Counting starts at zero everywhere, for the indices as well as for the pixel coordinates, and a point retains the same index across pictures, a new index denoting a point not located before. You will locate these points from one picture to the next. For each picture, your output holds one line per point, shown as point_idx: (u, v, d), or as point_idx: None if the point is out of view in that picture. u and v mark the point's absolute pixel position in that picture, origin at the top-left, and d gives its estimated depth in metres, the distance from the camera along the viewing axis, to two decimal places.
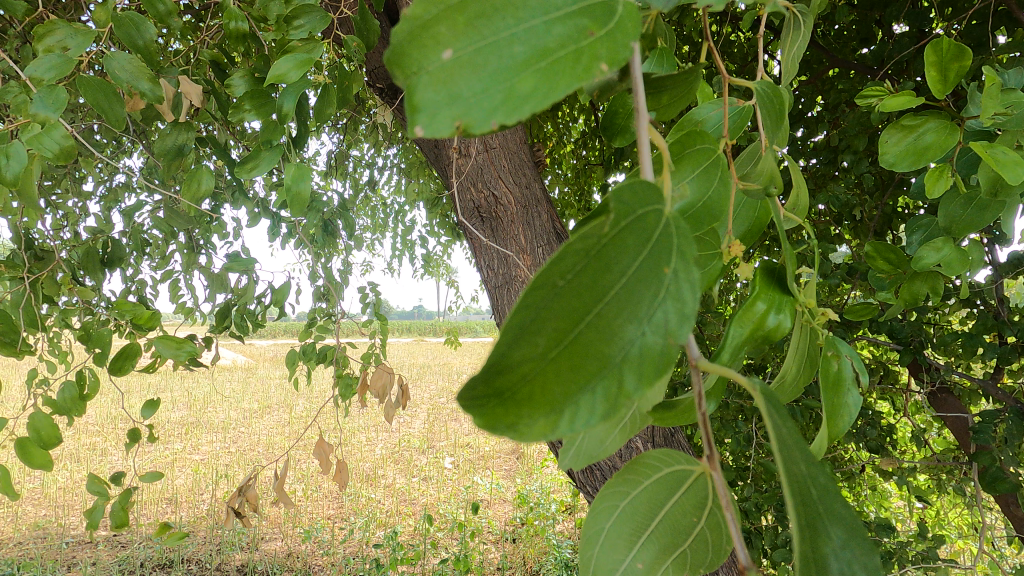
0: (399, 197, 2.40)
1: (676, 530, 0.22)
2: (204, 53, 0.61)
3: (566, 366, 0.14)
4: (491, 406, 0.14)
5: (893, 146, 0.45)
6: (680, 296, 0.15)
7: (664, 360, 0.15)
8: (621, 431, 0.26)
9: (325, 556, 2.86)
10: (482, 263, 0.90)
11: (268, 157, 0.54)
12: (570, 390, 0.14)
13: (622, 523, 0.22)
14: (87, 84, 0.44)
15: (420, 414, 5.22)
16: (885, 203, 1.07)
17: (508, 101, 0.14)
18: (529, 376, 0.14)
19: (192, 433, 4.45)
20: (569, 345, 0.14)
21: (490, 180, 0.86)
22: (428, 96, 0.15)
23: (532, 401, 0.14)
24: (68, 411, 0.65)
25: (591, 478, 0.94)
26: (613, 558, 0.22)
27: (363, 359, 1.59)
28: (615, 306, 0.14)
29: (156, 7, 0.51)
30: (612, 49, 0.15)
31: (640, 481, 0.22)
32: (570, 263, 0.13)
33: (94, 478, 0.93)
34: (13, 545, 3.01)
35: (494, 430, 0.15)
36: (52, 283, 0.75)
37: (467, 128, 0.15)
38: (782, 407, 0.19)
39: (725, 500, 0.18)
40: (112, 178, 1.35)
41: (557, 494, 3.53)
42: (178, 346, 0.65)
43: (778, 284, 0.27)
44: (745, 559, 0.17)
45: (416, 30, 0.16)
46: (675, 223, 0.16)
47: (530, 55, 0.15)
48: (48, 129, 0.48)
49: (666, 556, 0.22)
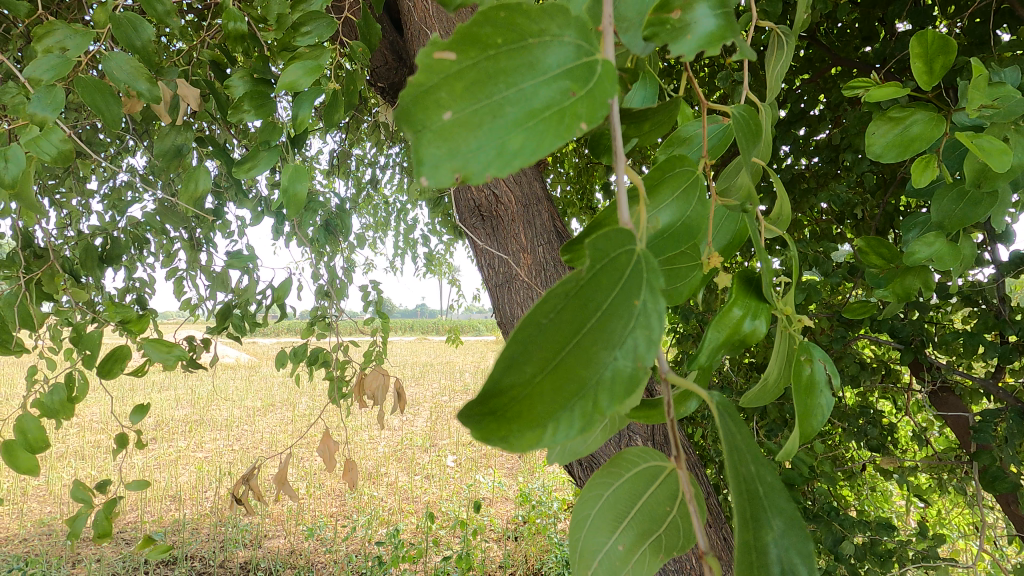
0: (402, 196, 2.40)
1: (651, 519, 0.22)
2: (204, 54, 0.61)
3: (549, 388, 0.14)
4: (484, 422, 0.14)
5: (881, 138, 0.45)
6: (648, 323, 0.15)
7: (637, 383, 0.15)
8: (604, 432, 0.26)
9: (327, 554, 2.86)
10: (483, 261, 0.91)
11: (268, 158, 0.54)
12: (552, 411, 0.14)
13: (605, 510, 0.22)
14: (84, 84, 0.44)
15: (422, 413, 5.24)
16: (886, 202, 1.07)
17: (501, 156, 0.15)
18: (516, 396, 0.14)
19: (195, 431, 4.47)
20: (551, 371, 0.14)
21: (490, 179, 0.86)
22: (431, 152, 0.15)
23: (520, 417, 0.14)
24: (57, 414, 0.64)
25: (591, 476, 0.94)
26: (596, 540, 0.22)
27: (365, 357, 1.59)
28: (593, 334, 0.14)
29: (155, 8, 0.51)
30: (592, 108, 0.15)
31: (621, 473, 0.22)
32: (552, 302, 0.14)
33: (79, 486, 0.94)
34: (18, 542, 3.03)
35: (487, 442, 0.15)
36: (50, 282, 0.75)
37: (466, 180, 0.15)
38: (737, 415, 0.19)
39: (688, 495, 0.19)
40: (115, 176, 1.35)
41: (559, 493, 3.54)
42: (167, 349, 0.65)
43: (756, 292, 0.27)
44: (704, 544, 0.17)
45: (418, 95, 0.15)
46: (646, 258, 0.16)
47: (521, 116, 0.15)
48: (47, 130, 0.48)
49: (644, 539, 0.22)
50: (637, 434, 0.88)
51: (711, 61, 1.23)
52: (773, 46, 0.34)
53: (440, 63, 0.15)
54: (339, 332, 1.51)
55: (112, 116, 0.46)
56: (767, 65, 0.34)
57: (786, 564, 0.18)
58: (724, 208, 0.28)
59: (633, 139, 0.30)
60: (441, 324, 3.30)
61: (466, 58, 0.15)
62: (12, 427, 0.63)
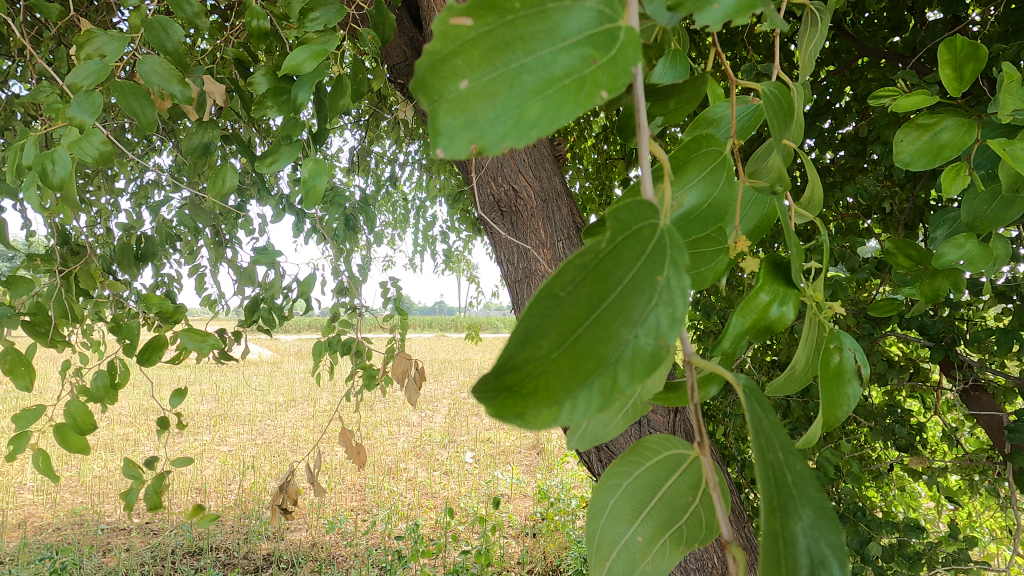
0: (421, 193, 2.43)
1: (670, 509, 0.22)
2: (228, 52, 0.62)
3: (567, 364, 0.14)
4: (501, 398, 0.14)
5: (909, 145, 0.44)
6: (671, 302, 0.15)
7: (657, 362, 0.14)
8: (623, 418, 0.26)
9: (348, 547, 2.90)
10: (501, 256, 0.91)
11: (289, 154, 0.54)
12: (571, 388, 0.14)
13: (624, 500, 0.22)
14: (122, 88, 0.46)
15: (441, 410, 5.30)
16: (916, 195, 1.04)
17: (520, 125, 0.14)
18: (534, 372, 0.14)
19: (220, 425, 4.58)
20: (570, 347, 0.14)
21: (510, 175, 0.85)
22: (448, 122, 0.14)
23: (537, 394, 0.14)
24: (102, 400, 0.64)
25: None
26: (614, 532, 0.22)
27: (385, 353, 1.61)
28: (613, 310, 0.14)
29: (183, 9, 0.52)
30: (614, 77, 0.15)
31: (640, 463, 0.22)
32: (570, 275, 0.14)
33: (129, 463, 0.97)
34: (52, 531, 3.14)
35: (503, 421, 0.14)
36: (87, 277, 0.77)
37: (482, 151, 0.14)
38: (765, 400, 0.19)
39: (712, 481, 0.18)
40: (142, 175, 1.38)
41: (578, 490, 3.53)
42: (202, 338, 0.67)
43: (785, 278, 0.26)
44: (728, 533, 0.17)
45: (436, 62, 0.15)
46: (669, 235, 0.16)
47: (539, 84, 0.14)
48: (86, 135, 0.47)
49: (665, 530, 0.21)
50: (657, 428, 0.88)
51: (733, 54, 1.22)
52: (805, 28, 0.33)
53: (456, 30, 0.15)
54: (362, 328, 1.53)
55: (145, 117, 0.46)
56: (801, 44, 0.33)
57: (816, 557, 0.17)
58: (753, 190, 0.27)
59: (657, 118, 0.29)
60: (458, 322, 3.32)
61: (483, 24, 0.15)
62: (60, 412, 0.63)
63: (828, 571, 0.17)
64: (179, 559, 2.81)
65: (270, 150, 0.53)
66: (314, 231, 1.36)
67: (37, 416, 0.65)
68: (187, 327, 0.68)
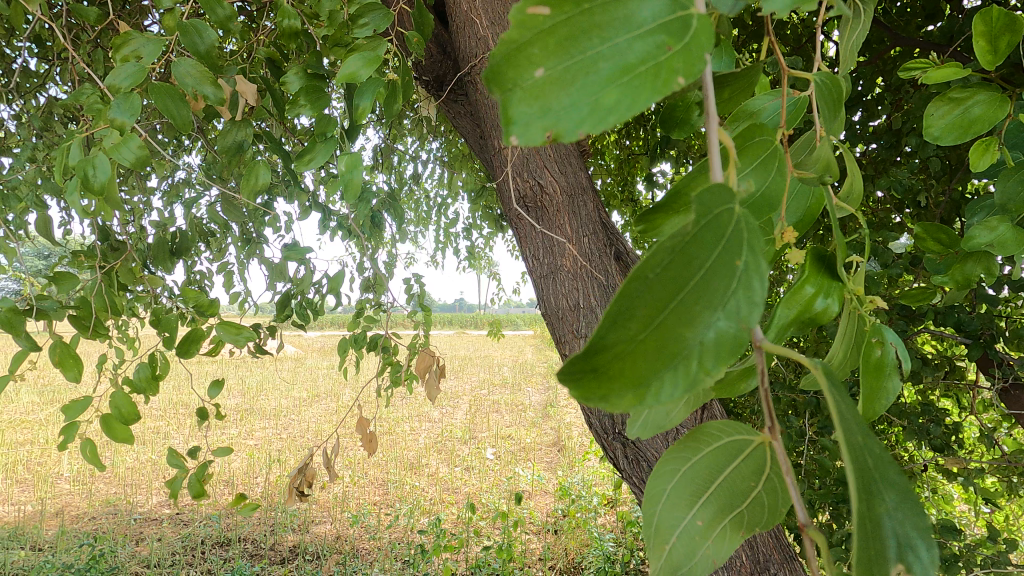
0: (443, 191, 2.45)
1: (733, 493, 0.21)
2: (260, 52, 0.63)
3: (652, 348, 0.14)
4: (583, 382, 0.14)
5: (939, 120, 0.42)
6: (750, 288, 0.15)
7: (739, 345, 0.14)
8: (687, 404, 0.26)
9: (372, 541, 2.93)
10: (528, 252, 0.91)
11: (324, 151, 0.54)
12: (656, 368, 0.14)
13: (684, 485, 0.21)
14: (158, 90, 0.45)
15: (461, 407, 5.37)
16: (953, 188, 1.01)
17: (595, 111, 0.14)
18: (621, 353, 0.14)
19: (246, 419, 4.68)
20: (656, 329, 0.14)
21: (536, 170, 0.85)
22: (521, 110, 0.15)
23: (622, 375, 0.14)
24: (144, 391, 0.66)
25: (638, 469, 0.89)
26: (673, 517, 0.21)
27: (410, 349, 1.63)
28: (693, 294, 0.14)
29: (215, 11, 0.53)
30: (689, 63, 0.15)
31: (699, 449, 0.21)
32: (654, 261, 0.14)
33: (172, 452, 1.01)
34: (88, 520, 3.25)
35: (587, 402, 0.14)
36: (128, 272, 0.80)
37: (557, 138, 0.14)
38: (843, 387, 0.18)
39: (786, 465, 0.18)
40: (174, 174, 1.42)
41: (599, 487, 3.53)
42: (237, 330, 0.68)
43: (830, 271, 0.26)
44: (807, 518, 0.17)
45: (511, 52, 0.15)
46: (745, 219, 0.15)
47: (615, 72, 0.14)
48: (127, 138, 0.48)
49: (725, 514, 0.21)
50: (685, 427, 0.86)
51: (760, 46, 1.19)
52: (848, 17, 0.32)
53: (533, 19, 0.15)
54: (387, 323, 1.55)
55: (180, 120, 0.46)
56: (842, 37, 0.33)
57: (902, 540, 0.17)
58: (799, 181, 0.27)
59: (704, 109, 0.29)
60: (478, 319, 3.34)
61: (559, 13, 0.15)
62: (106, 403, 0.66)
63: (914, 553, 0.17)
64: (209, 549, 2.88)
65: (305, 148, 0.54)
66: (340, 228, 1.38)
67: (85, 407, 0.68)
68: (221, 320, 0.69)
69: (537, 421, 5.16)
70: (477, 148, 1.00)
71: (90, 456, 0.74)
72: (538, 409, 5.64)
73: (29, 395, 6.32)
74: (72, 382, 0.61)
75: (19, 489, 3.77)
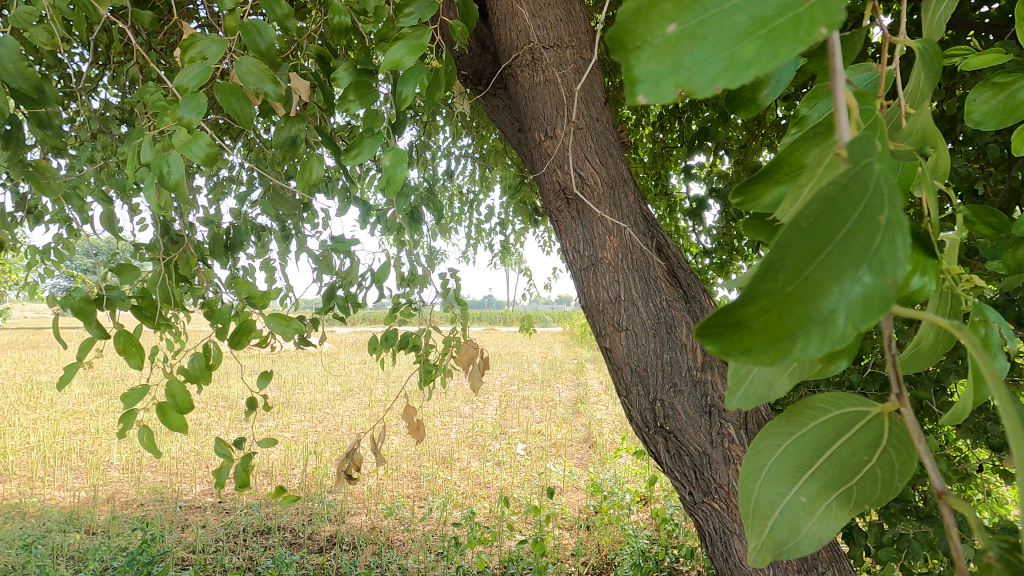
0: (474, 188, 2.48)
1: (842, 467, 0.20)
2: (310, 49, 0.64)
3: (796, 302, 0.13)
4: (719, 340, 0.13)
5: (980, 106, 0.37)
6: (895, 246, 0.13)
7: (886, 306, 0.13)
8: (791, 372, 0.22)
9: (405, 532, 2.98)
10: (570, 244, 0.90)
11: (370, 145, 0.52)
12: (813, 323, 0.13)
13: (786, 461, 0.20)
14: (223, 89, 0.46)
15: (491, 403, 5.42)
16: (1012, 177, 0.97)
17: (732, 67, 0.13)
18: (765, 307, 0.13)
19: (283, 412, 4.82)
20: (801, 284, 0.13)
21: (577, 161, 0.85)
22: (650, 66, 0.13)
23: (762, 334, 0.13)
24: (198, 379, 0.69)
25: (679, 464, 0.87)
26: (773, 494, 0.20)
27: (444, 344, 1.65)
28: (837, 250, 0.13)
29: (274, 10, 0.54)
30: (830, 12, 0.13)
31: (804, 422, 0.21)
32: (805, 213, 0.13)
33: (220, 441, 1.04)
34: (137, 506, 3.40)
35: (723, 360, 0.13)
36: (185, 265, 0.83)
37: (690, 93, 0.13)
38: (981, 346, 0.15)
39: (917, 432, 0.17)
40: (219, 172, 1.46)
41: (631, 484, 3.52)
42: (287, 322, 0.70)
43: (925, 247, 0.23)
44: (942, 484, 0.16)
45: (643, 8, 0.14)
46: (885, 167, 0.14)
47: (752, 24, 0.13)
48: (194, 136, 0.47)
49: (832, 489, 0.20)
50: (729, 421, 0.85)
51: None
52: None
53: None
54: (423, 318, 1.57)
55: (240, 116, 0.46)
56: (924, 14, 0.31)
57: None
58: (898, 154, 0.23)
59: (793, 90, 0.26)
60: (508, 315, 3.35)
61: None
62: (163, 391, 0.68)
63: None
64: (251, 536, 2.97)
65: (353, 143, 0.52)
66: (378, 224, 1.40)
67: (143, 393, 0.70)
68: (272, 312, 0.71)
69: (567, 417, 5.16)
70: (515, 143, 1.00)
71: (147, 442, 0.77)
72: (567, 406, 5.63)
73: (80, 388, 6.63)
74: (134, 369, 0.64)
75: (73, 476, 3.97)
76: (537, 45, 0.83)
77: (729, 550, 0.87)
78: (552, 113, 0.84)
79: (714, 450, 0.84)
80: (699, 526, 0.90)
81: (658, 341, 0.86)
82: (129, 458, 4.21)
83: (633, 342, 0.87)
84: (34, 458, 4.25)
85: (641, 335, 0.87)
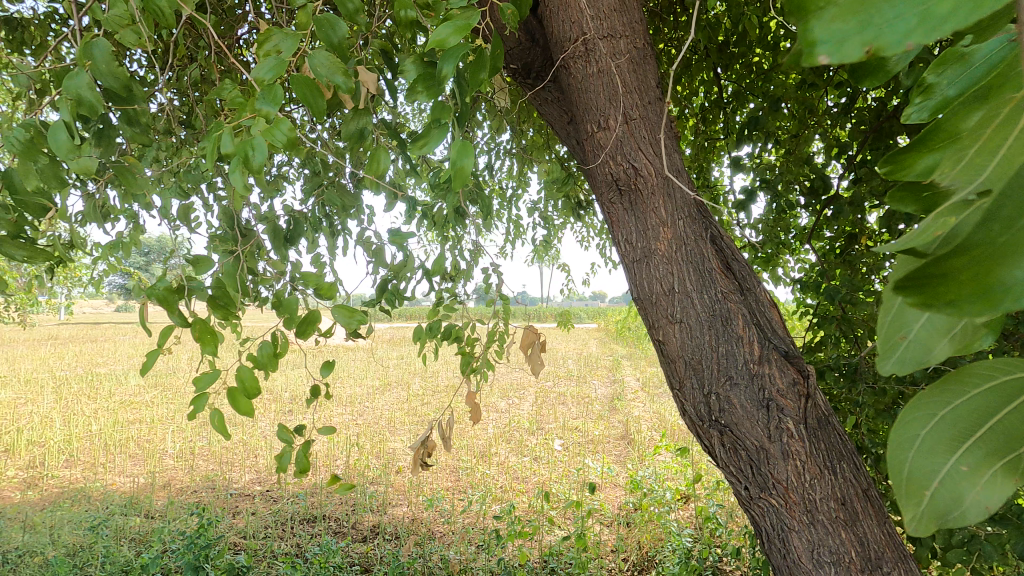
0: (513, 184, 2.49)
1: (1011, 438, 0.20)
2: (375, 43, 0.66)
3: (1006, 253, 0.14)
4: (918, 293, 0.15)
5: None
6: None
7: None
8: (954, 340, 0.21)
9: (446, 524, 3.02)
10: (622, 237, 0.89)
11: (439, 135, 0.54)
12: (1015, 281, 0.14)
13: (947, 428, 0.20)
14: (299, 82, 0.47)
15: (527, 399, 5.46)
16: None
17: (924, 20, 0.14)
18: (975, 259, 0.14)
19: (326, 406, 4.97)
20: (1009, 237, 0.14)
21: (631, 152, 0.84)
22: (831, 28, 0.15)
23: (967, 284, 0.14)
24: (266, 367, 0.71)
25: (735, 458, 0.86)
26: (930, 463, 0.20)
27: (488, 338, 1.67)
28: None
29: (346, 6, 0.56)
30: None
31: (967, 390, 0.20)
32: None
33: (282, 428, 1.09)
34: (191, 492, 3.56)
35: (923, 310, 0.15)
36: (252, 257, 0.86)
37: (879, 49, 0.14)
38: None
39: None
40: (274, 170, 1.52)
41: (671, 481, 3.49)
42: (350, 313, 0.71)
43: None
44: None
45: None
46: None
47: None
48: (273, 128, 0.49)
49: (1000, 457, 0.20)
50: (787, 415, 0.83)
51: None
52: None
53: None
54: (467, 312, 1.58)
55: (314, 109, 0.48)
56: None
57: None
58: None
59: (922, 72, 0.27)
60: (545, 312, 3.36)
61: None
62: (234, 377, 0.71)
63: None
64: (298, 523, 3.06)
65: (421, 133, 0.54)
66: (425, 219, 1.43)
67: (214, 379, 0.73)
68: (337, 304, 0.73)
69: (604, 415, 5.14)
70: (565, 135, 1.00)
71: (217, 426, 0.80)
72: (603, 404, 5.62)
73: (134, 381, 6.97)
74: (208, 355, 0.66)
75: (132, 463, 4.16)
76: (591, 36, 0.83)
77: (787, 548, 0.85)
78: (605, 105, 0.84)
79: (773, 444, 0.83)
80: (756, 522, 0.89)
81: (713, 333, 0.85)
82: (182, 447, 4.40)
83: (686, 334, 0.86)
84: (96, 445, 4.48)
85: (695, 327, 0.86)
